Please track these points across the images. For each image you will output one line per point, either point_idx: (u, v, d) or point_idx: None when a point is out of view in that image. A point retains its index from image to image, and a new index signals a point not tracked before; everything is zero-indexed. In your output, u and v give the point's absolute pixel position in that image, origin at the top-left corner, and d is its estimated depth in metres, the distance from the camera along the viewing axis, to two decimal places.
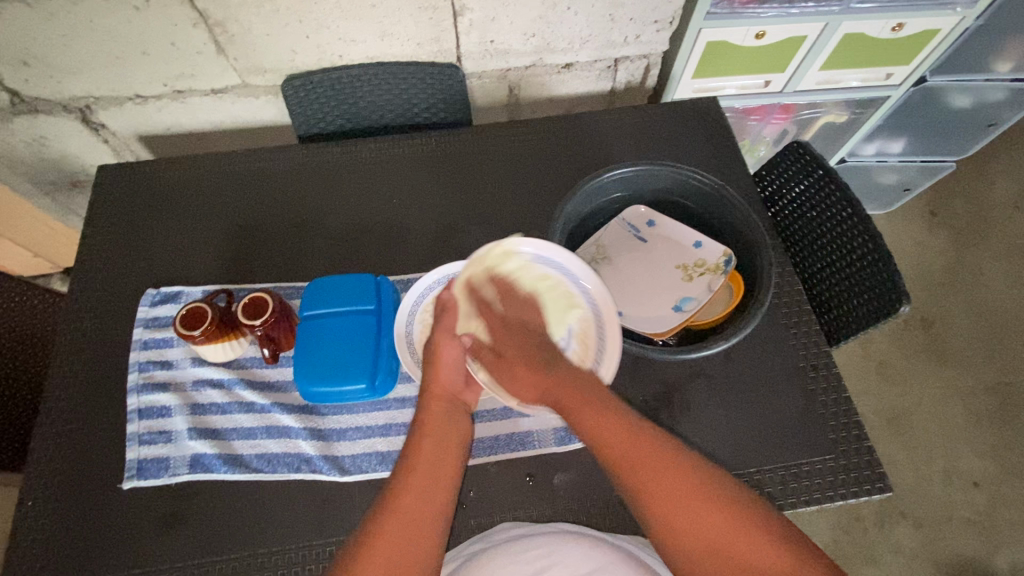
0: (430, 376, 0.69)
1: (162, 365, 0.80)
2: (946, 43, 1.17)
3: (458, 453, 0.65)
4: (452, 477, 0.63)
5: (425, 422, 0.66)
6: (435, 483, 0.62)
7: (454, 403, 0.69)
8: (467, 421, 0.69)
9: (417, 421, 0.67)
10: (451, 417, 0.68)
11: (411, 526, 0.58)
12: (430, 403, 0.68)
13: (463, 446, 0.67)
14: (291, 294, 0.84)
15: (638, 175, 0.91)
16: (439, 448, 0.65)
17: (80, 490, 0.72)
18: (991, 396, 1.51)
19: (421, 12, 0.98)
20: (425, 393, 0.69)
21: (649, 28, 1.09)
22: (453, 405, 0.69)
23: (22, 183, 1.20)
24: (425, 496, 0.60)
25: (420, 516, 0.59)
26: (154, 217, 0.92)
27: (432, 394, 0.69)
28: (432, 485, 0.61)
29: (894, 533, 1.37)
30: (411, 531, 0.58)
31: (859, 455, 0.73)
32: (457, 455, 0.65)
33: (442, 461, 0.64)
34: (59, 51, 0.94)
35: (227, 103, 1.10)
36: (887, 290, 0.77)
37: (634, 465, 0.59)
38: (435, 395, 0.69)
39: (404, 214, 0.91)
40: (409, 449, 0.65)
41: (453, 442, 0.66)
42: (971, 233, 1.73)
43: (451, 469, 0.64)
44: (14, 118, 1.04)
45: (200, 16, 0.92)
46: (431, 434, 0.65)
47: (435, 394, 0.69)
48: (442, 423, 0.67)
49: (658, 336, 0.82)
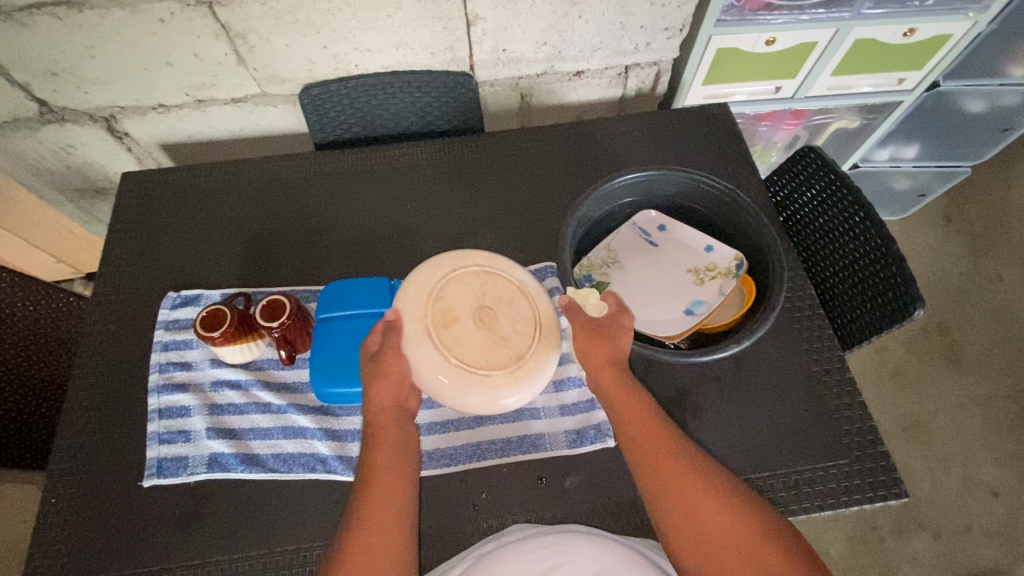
0: (373, 389, 0.63)
1: (181, 366, 0.81)
2: (959, 47, 1.17)
3: (409, 465, 0.63)
4: (407, 498, 0.61)
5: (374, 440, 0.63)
6: (392, 508, 0.59)
7: (402, 411, 0.65)
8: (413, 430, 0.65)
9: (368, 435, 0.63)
10: (400, 426, 0.64)
11: (374, 549, 0.57)
12: (375, 415, 0.63)
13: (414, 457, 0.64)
14: (307, 298, 0.86)
15: (649, 180, 0.92)
16: (392, 462, 0.62)
17: (103, 488, 0.74)
18: (1011, 405, 1.49)
19: (435, 21, 1.00)
20: (368, 406, 0.64)
21: (659, 35, 1.10)
22: (401, 415, 0.65)
23: (48, 190, 1.23)
24: (384, 518, 0.59)
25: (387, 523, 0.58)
26: (175, 223, 0.94)
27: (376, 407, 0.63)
28: (389, 510, 0.59)
29: (911, 543, 1.35)
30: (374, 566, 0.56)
31: (873, 460, 0.73)
32: (408, 472, 0.62)
33: (396, 483, 0.61)
34: (87, 63, 0.97)
35: (246, 112, 1.13)
36: (901, 294, 0.76)
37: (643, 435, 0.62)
38: (378, 407, 0.63)
39: (417, 219, 0.93)
40: (361, 470, 0.62)
41: (405, 451, 0.63)
42: (988, 239, 1.71)
43: (405, 491, 0.61)
44: (41, 127, 1.07)
45: (222, 28, 0.95)
46: (383, 450, 0.62)
47: (381, 406, 0.63)
48: (394, 434, 0.63)
49: (669, 339, 0.82)
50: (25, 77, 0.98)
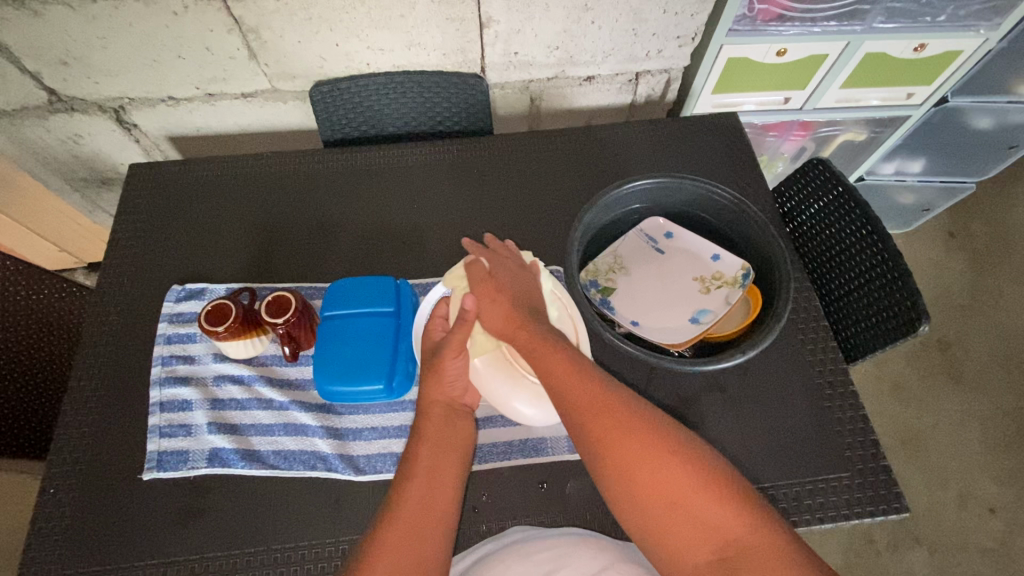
0: (427, 387, 0.69)
1: (184, 360, 0.81)
2: (968, 64, 1.17)
3: (458, 458, 0.66)
4: (455, 489, 0.63)
5: (425, 429, 0.67)
6: (439, 496, 0.61)
7: (454, 408, 0.70)
8: (468, 429, 0.69)
9: (419, 427, 0.67)
10: (450, 423, 0.68)
11: (422, 529, 0.58)
12: (430, 409, 0.68)
13: (463, 452, 0.67)
14: (313, 295, 0.86)
15: (658, 187, 0.92)
16: (440, 449, 0.65)
17: (102, 479, 0.73)
18: (1009, 421, 1.49)
19: (448, 23, 1.00)
20: (424, 398, 0.69)
21: (671, 43, 1.11)
22: (454, 413, 0.69)
23: (54, 179, 1.23)
24: (432, 499, 0.60)
25: (436, 497, 0.61)
26: (182, 217, 0.94)
27: (431, 398, 0.69)
28: (435, 495, 0.61)
29: (907, 558, 1.35)
30: (416, 542, 0.57)
31: (875, 473, 0.73)
32: (458, 464, 0.65)
33: (444, 470, 0.63)
34: (98, 53, 0.97)
35: (255, 107, 1.12)
36: (906, 309, 0.77)
37: (595, 422, 0.59)
38: (433, 399, 0.69)
39: (423, 220, 0.93)
40: (409, 457, 0.65)
41: (452, 447, 0.66)
42: (991, 256, 1.71)
43: (452, 480, 0.63)
44: (50, 116, 1.07)
45: (235, 22, 0.95)
46: (428, 438, 0.66)
47: (433, 401, 0.68)
48: (442, 429, 0.67)
49: (675, 347, 0.82)
50: (36, 66, 0.98)
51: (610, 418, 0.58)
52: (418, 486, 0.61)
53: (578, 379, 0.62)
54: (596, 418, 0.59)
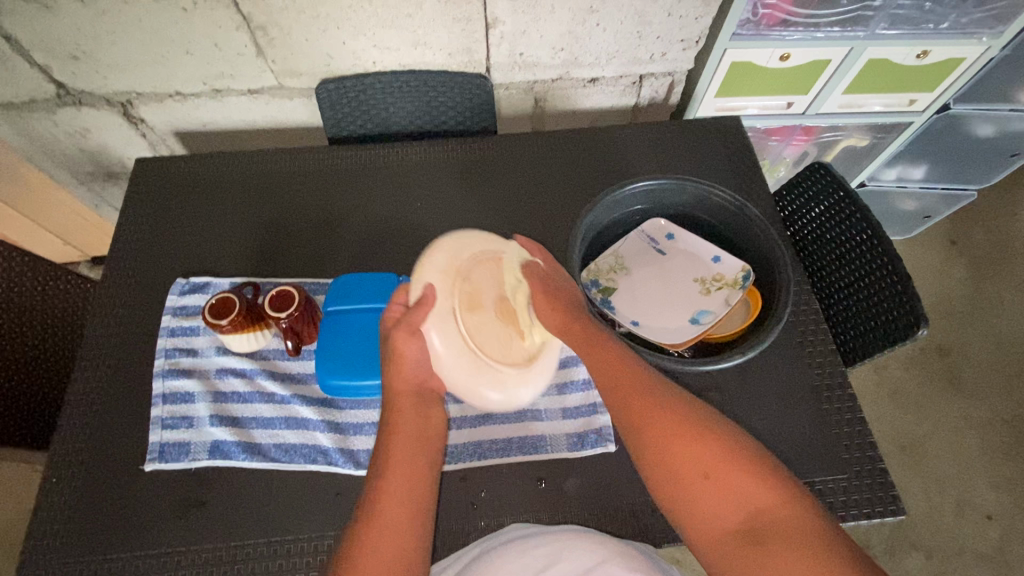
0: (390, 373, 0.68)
1: (187, 353, 0.82)
2: (971, 71, 1.18)
3: (429, 449, 0.66)
4: (429, 481, 0.64)
5: (395, 420, 0.66)
6: (412, 489, 0.62)
7: (422, 393, 0.69)
8: (439, 418, 0.69)
9: (387, 418, 0.67)
10: (421, 414, 0.68)
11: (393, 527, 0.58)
12: (398, 400, 0.67)
13: (435, 443, 0.67)
14: (316, 290, 0.86)
15: (660, 189, 0.93)
16: (413, 443, 0.65)
17: (104, 469, 0.74)
18: (1007, 429, 1.49)
19: (454, 22, 1.00)
20: (389, 391, 0.68)
21: (675, 46, 1.11)
22: (421, 399, 0.69)
23: (60, 172, 1.24)
24: (407, 493, 0.61)
25: (412, 488, 0.62)
26: (186, 212, 0.95)
27: (395, 388, 0.68)
28: (411, 488, 0.62)
29: (904, 563, 1.35)
30: (389, 542, 0.57)
31: (871, 476, 0.73)
32: (429, 454, 0.65)
33: (416, 463, 0.64)
34: (107, 47, 0.98)
35: (262, 104, 1.13)
36: (905, 312, 0.77)
37: (639, 411, 0.62)
38: (400, 393, 0.68)
39: (426, 218, 0.93)
40: (382, 449, 0.65)
41: (424, 438, 0.66)
42: (991, 263, 1.72)
43: (426, 472, 0.64)
44: (58, 109, 1.08)
45: (243, 19, 0.96)
46: (402, 433, 0.65)
47: (398, 390, 0.68)
48: (412, 420, 0.67)
49: (675, 348, 0.83)
50: (45, 59, 0.99)
51: (652, 408, 0.62)
52: (393, 482, 0.62)
53: (611, 364, 0.67)
54: (632, 398, 0.63)
